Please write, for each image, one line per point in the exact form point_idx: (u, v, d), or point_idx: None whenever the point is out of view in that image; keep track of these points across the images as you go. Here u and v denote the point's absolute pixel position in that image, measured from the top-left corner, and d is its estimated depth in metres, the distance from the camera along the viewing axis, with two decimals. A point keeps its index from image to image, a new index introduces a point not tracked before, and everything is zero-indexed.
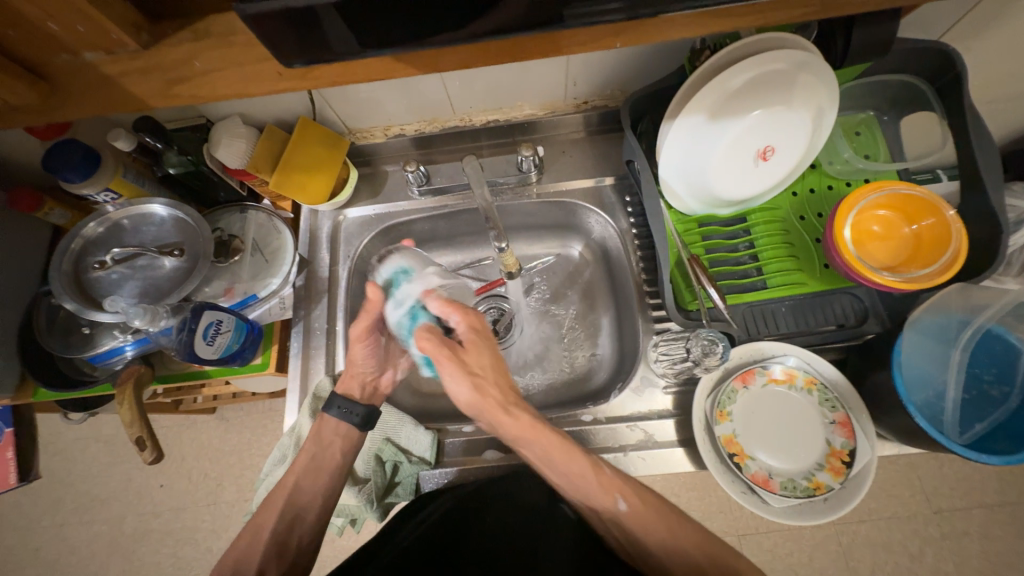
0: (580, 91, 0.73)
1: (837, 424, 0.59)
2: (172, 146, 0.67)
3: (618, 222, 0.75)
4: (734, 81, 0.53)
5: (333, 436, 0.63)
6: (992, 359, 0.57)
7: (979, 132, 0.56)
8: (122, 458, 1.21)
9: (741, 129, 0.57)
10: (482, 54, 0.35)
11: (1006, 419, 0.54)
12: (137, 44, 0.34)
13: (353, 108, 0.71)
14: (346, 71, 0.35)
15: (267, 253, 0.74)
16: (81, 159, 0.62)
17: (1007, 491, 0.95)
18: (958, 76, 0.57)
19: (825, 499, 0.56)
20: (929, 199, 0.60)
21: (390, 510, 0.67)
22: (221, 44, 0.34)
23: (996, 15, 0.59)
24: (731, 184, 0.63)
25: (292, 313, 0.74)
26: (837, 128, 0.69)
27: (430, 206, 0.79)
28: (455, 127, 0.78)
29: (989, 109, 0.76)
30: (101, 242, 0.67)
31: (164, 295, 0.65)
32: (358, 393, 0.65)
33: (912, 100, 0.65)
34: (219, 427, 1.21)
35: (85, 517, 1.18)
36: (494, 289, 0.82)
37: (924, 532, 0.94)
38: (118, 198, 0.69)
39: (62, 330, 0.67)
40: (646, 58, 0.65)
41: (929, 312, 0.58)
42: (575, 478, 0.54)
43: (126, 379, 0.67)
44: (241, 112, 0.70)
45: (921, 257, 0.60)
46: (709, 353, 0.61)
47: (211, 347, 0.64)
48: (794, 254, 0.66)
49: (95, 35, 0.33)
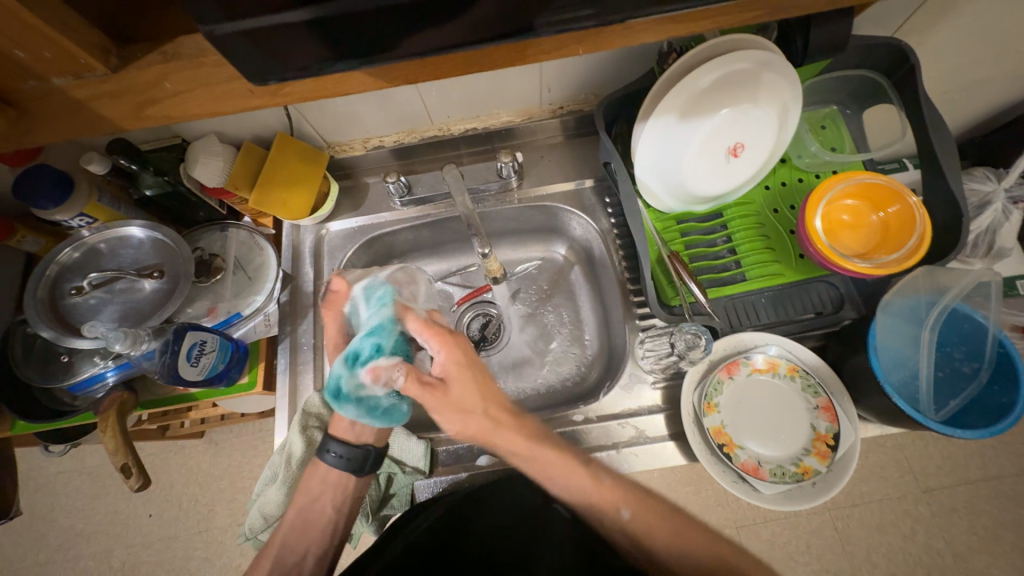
0: (555, 97, 0.74)
1: (820, 409, 0.61)
2: (146, 167, 0.66)
3: (599, 222, 0.76)
4: (701, 81, 0.55)
5: (323, 484, 0.61)
6: (959, 337, 0.59)
7: (935, 120, 0.59)
8: (107, 489, 1.17)
9: (711, 127, 0.59)
10: (454, 63, 0.35)
11: (979, 394, 0.56)
12: (106, 68, 0.34)
13: (331, 121, 0.71)
14: (320, 85, 0.36)
15: (249, 270, 0.73)
16: (52, 184, 0.61)
17: (991, 466, 0.98)
18: (912, 69, 0.60)
19: (813, 483, 0.58)
20: (892, 187, 0.63)
21: (385, 522, 0.69)
22: (192, 65, 0.35)
23: (945, 9, 0.62)
24: (704, 181, 0.64)
25: (278, 330, 0.73)
26: (804, 124, 0.72)
27: (412, 216, 0.79)
28: (433, 137, 0.78)
29: (947, 99, 0.80)
30: (77, 267, 0.66)
31: (145, 317, 0.64)
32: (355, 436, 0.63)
33: (872, 93, 0.68)
34: (207, 451, 1.18)
35: (71, 553, 1.14)
36: (481, 295, 0.83)
37: (915, 512, 0.97)
38: (94, 221, 0.67)
39: (40, 359, 0.66)
40: (618, 62, 0.67)
41: (898, 296, 0.61)
42: (577, 491, 0.53)
43: (107, 406, 0.66)
44: (218, 130, 0.70)
45: (890, 242, 0.62)
46: (692, 346, 0.62)
47: (195, 368, 0.63)
48: (771, 246, 0.67)
49: (62, 60, 0.33)
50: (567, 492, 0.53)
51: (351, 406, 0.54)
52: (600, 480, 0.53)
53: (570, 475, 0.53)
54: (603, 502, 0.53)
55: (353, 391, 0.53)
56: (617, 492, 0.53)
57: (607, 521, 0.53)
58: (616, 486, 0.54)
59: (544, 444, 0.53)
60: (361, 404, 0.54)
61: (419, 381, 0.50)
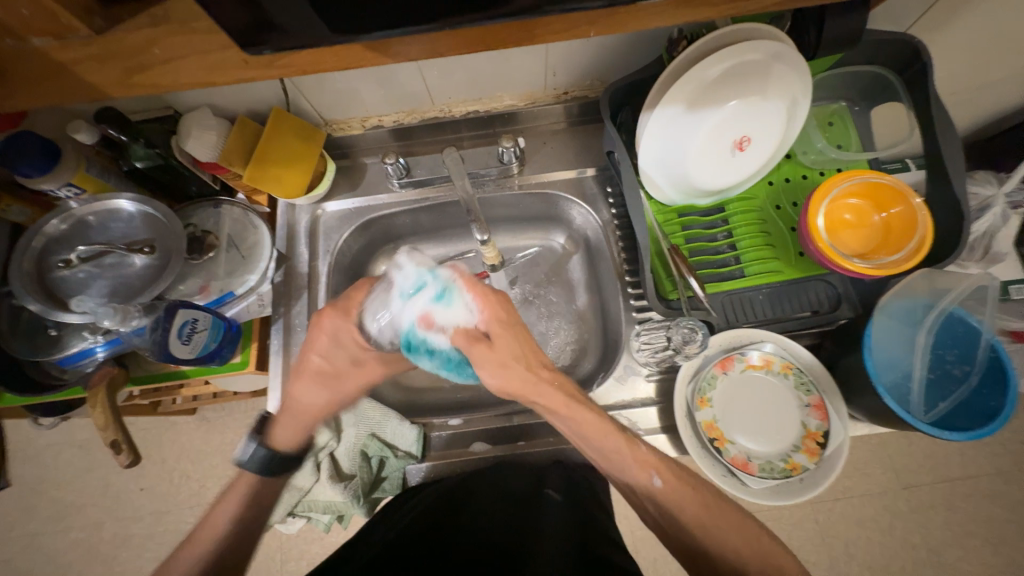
0: (560, 82, 0.72)
1: (811, 406, 0.61)
2: (137, 139, 0.64)
3: (600, 213, 0.75)
4: (711, 71, 0.54)
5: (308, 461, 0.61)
6: (953, 341, 0.60)
7: (944, 120, 0.58)
8: (98, 463, 1.17)
9: (719, 119, 0.58)
10: (457, 40, 0.34)
11: (967, 397, 0.57)
12: (90, 30, 0.32)
13: (329, 97, 0.69)
14: (317, 58, 0.34)
15: (243, 248, 0.72)
16: (38, 152, 0.59)
17: (971, 465, 1.00)
18: (925, 67, 0.59)
19: (801, 478, 0.58)
20: (898, 188, 0.62)
21: (376, 504, 0.70)
22: (184, 31, 0.33)
23: (961, 6, 0.60)
24: (708, 173, 0.63)
25: (271, 310, 0.72)
26: (811, 120, 0.71)
27: (411, 199, 0.78)
28: (434, 118, 0.76)
29: (955, 100, 0.79)
30: (64, 239, 0.64)
31: (135, 293, 0.63)
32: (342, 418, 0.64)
33: (882, 90, 0.67)
34: (199, 428, 1.18)
35: (62, 524, 1.15)
36: (478, 282, 0.82)
37: (894, 507, 0.99)
38: (82, 193, 0.66)
39: (27, 332, 0.65)
40: (626, 47, 0.65)
41: (896, 298, 0.61)
42: (616, 456, 0.53)
43: (97, 381, 0.65)
44: (212, 102, 0.68)
45: (890, 243, 0.62)
46: (689, 341, 0.63)
47: (186, 346, 0.62)
48: (771, 243, 0.67)
49: (42, 19, 0.30)
50: (601, 456, 0.53)
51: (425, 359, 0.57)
52: (635, 445, 0.53)
53: (606, 438, 0.52)
54: (637, 468, 0.53)
55: (421, 344, 0.57)
56: (649, 461, 0.53)
57: (637, 484, 0.53)
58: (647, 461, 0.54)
59: (584, 407, 0.53)
60: (435, 357, 0.57)
61: (464, 335, 0.55)
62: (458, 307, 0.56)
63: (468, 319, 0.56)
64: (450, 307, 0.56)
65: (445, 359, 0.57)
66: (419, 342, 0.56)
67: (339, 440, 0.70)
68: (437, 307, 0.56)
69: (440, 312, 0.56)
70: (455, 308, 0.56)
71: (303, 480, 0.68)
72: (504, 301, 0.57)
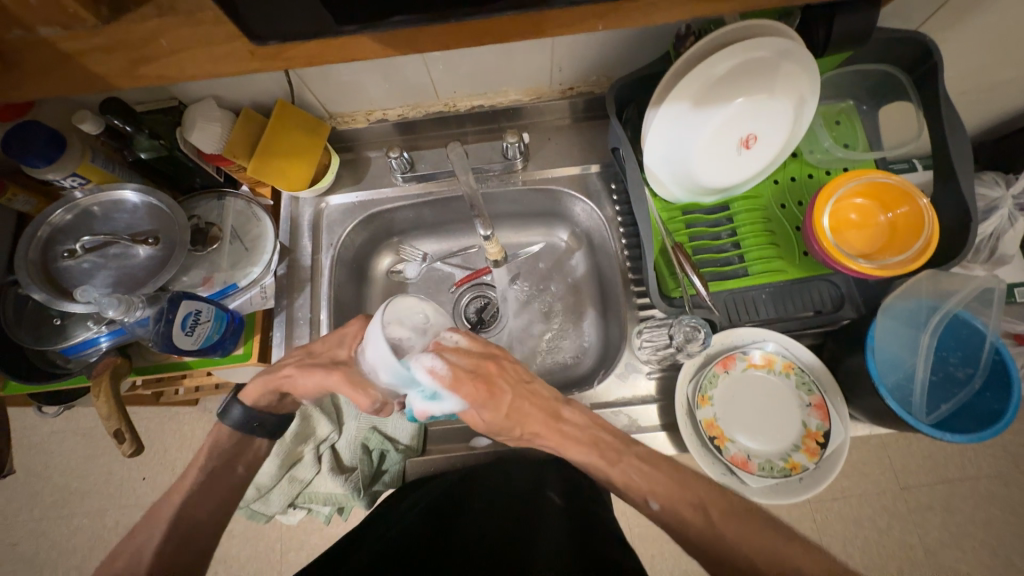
0: (566, 77, 0.72)
1: (813, 406, 0.61)
2: (142, 130, 0.64)
3: (603, 210, 0.75)
4: (718, 68, 0.53)
5: None
6: (957, 343, 0.59)
7: (952, 120, 0.57)
8: (102, 452, 1.18)
9: (725, 117, 0.58)
10: (461, 35, 0.34)
11: (970, 399, 0.57)
12: (97, 19, 0.32)
13: (334, 91, 0.69)
14: (322, 51, 0.34)
15: (246, 240, 0.72)
16: (44, 142, 0.59)
17: (969, 467, 1.00)
18: (935, 66, 0.58)
19: (800, 478, 0.58)
20: (904, 188, 0.62)
21: (376, 497, 0.71)
22: (190, 22, 0.33)
23: (973, 5, 0.60)
24: (714, 172, 0.63)
25: (273, 303, 0.72)
26: (818, 118, 0.70)
27: (414, 193, 0.78)
28: (439, 112, 0.76)
29: (963, 100, 0.78)
30: (70, 230, 0.64)
31: (139, 284, 0.63)
32: (344, 412, 0.64)
33: (890, 89, 0.66)
34: (201, 418, 1.19)
35: (65, 511, 1.16)
36: (480, 278, 0.82)
37: (892, 507, 0.99)
38: (87, 182, 0.66)
39: (32, 321, 0.65)
40: (633, 43, 0.65)
41: (900, 299, 0.61)
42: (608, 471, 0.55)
43: (102, 370, 0.65)
44: (216, 94, 0.68)
45: (896, 244, 0.62)
46: (691, 339, 0.62)
47: (190, 338, 0.62)
48: (775, 242, 0.67)
49: (48, 8, 0.30)
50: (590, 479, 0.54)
51: (430, 416, 0.57)
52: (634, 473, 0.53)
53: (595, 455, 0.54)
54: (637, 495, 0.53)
55: (425, 423, 0.53)
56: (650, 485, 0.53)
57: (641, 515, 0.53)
58: (642, 476, 0.54)
59: (575, 446, 0.55)
60: (439, 426, 0.55)
61: (467, 417, 0.53)
62: (450, 404, 0.49)
63: (457, 408, 0.51)
64: (438, 400, 0.49)
65: (449, 425, 0.55)
66: (423, 424, 0.53)
67: (340, 433, 0.70)
68: (430, 406, 0.50)
69: (431, 412, 0.50)
70: (444, 406, 0.50)
71: (304, 471, 0.69)
72: (492, 387, 0.52)
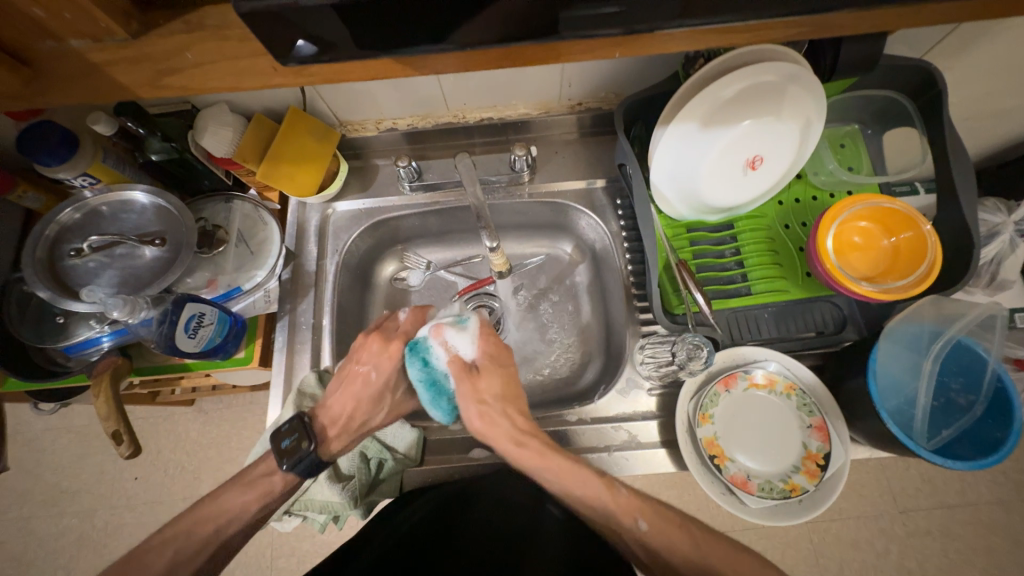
0: (574, 93, 0.73)
1: (814, 428, 0.61)
2: (155, 133, 0.64)
3: (608, 224, 0.75)
4: (726, 91, 0.54)
5: None
6: (959, 369, 0.59)
7: (956, 148, 0.58)
8: (96, 450, 1.17)
9: (732, 138, 0.58)
10: (477, 57, 0.35)
11: (971, 426, 0.57)
12: (126, 33, 0.34)
13: (345, 99, 0.70)
14: (340, 68, 0.35)
15: (252, 244, 0.72)
16: (58, 142, 0.60)
17: (968, 492, 1.00)
18: (939, 95, 0.59)
19: (800, 500, 0.58)
20: (908, 213, 0.62)
21: (373, 507, 0.68)
22: (215, 37, 0.34)
23: (978, 36, 0.61)
24: (719, 191, 0.64)
25: (277, 307, 0.72)
26: (823, 140, 0.71)
27: (420, 202, 0.78)
28: (448, 123, 0.77)
29: (967, 127, 0.79)
30: (77, 228, 0.65)
31: (144, 285, 0.63)
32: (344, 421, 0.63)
33: (895, 114, 0.67)
34: (197, 420, 1.19)
35: (55, 510, 1.15)
36: (483, 287, 0.82)
37: (890, 531, 0.98)
38: (97, 183, 0.66)
39: (34, 319, 0.65)
40: (642, 62, 0.66)
41: (903, 323, 0.61)
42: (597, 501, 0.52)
43: (103, 369, 0.65)
44: (229, 99, 0.68)
45: (898, 268, 0.62)
46: (693, 356, 0.61)
47: (192, 340, 0.62)
48: (779, 262, 0.67)
49: (82, 22, 0.32)
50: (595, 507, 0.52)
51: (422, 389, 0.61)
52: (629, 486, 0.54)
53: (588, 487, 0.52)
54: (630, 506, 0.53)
55: (426, 350, 0.61)
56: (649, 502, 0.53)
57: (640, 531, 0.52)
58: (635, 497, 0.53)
59: (557, 454, 0.54)
60: (428, 368, 0.60)
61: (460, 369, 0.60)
62: (467, 342, 0.61)
63: (465, 352, 0.61)
64: (461, 332, 0.61)
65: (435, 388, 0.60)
66: (425, 346, 0.60)
67: None
68: (448, 337, 0.61)
69: (451, 335, 0.61)
70: (467, 337, 0.61)
71: (300, 479, 0.67)
72: (501, 355, 0.61)
